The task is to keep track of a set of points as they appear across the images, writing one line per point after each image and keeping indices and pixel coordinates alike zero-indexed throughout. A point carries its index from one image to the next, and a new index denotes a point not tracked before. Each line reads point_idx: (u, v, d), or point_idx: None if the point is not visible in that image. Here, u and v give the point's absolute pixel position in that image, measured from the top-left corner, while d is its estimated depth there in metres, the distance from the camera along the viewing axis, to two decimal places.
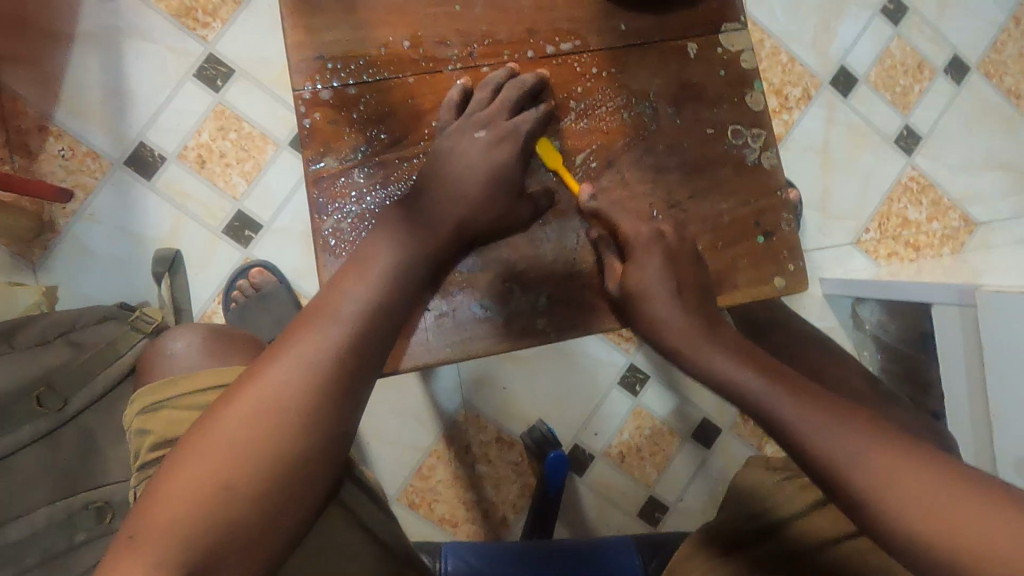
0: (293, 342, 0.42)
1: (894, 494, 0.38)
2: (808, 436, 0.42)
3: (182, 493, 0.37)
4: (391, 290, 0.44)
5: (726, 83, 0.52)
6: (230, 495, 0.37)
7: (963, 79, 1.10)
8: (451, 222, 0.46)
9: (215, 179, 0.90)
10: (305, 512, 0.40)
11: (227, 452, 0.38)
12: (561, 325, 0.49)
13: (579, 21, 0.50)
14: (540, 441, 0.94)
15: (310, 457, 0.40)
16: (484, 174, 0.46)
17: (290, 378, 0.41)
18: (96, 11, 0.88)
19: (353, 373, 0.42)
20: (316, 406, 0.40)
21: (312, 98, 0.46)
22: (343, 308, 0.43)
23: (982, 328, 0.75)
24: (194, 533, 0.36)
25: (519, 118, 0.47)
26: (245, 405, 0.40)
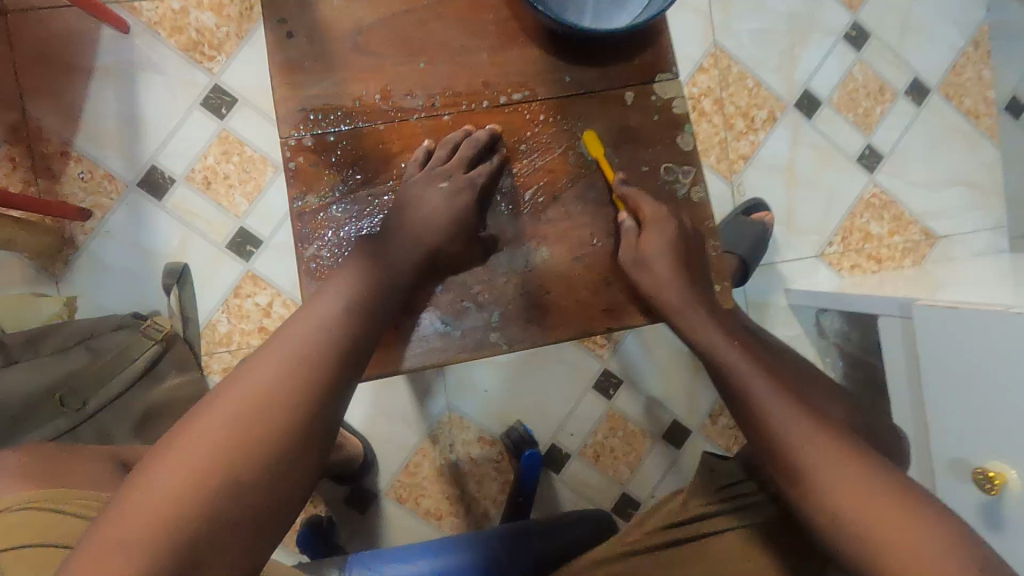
0: (277, 343, 0.48)
1: (838, 490, 0.49)
2: (773, 415, 0.53)
3: (172, 475, 0.41)
4: (366, 304, 0.51)
5: (660, 127, 0.59)
6: (214, 478, 0.41)
7: (923, 100, 1.16)
8: (407, 259, 0.53)
9: (219, 199, 0.98)
10: (285, 497, 0.43)
11: (213, 439, 0.42)
12: (511, 339, 0.57)
13: (529, 75, 0.57)
14: (518, 441, 1.03)
15: (287, 447, 0.44)
16: (441, 218, 0.53)
17: (274, 375, 0.45)
18: (112, 47, 0.96)
19: (327, 374, 0.47)
20: (293, 402, 0.45)
21: (297, 145, 0.54)
22: (325, 316, 0.49)
23: (919, 340, 0.82)
24: (180, 511, 0.40)
25: (475, 171, 0.55)
26: (231, 398, 0.45)
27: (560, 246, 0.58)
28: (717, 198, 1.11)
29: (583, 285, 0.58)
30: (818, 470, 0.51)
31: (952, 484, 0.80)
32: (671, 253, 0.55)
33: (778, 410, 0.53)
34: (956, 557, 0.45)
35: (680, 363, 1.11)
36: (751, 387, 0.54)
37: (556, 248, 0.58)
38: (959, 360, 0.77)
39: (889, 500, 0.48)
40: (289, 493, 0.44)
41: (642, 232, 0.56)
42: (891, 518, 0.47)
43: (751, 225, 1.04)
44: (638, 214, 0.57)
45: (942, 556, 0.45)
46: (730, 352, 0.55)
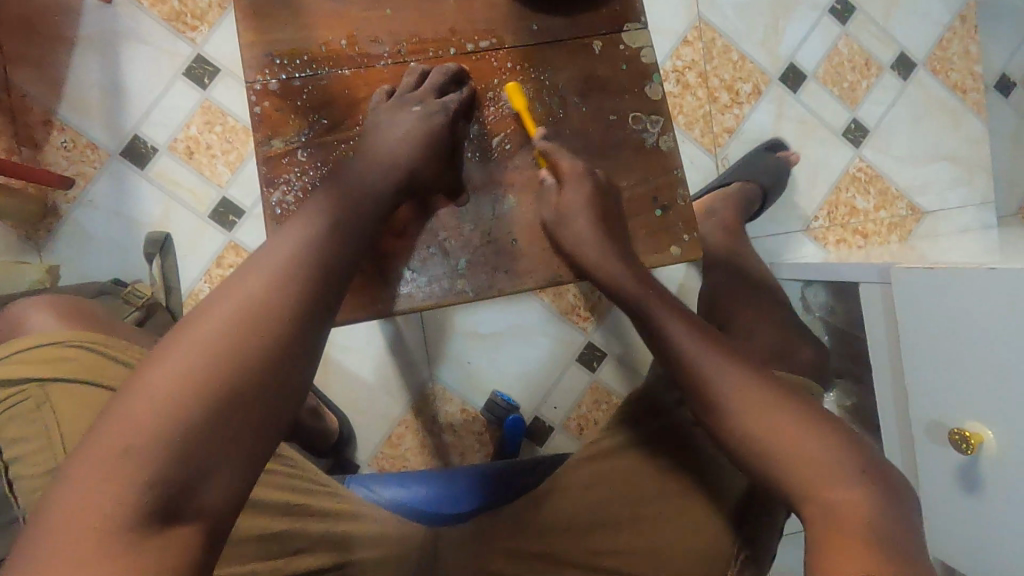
0: (235, 285, 0.43)
1: (754, 426, 0.49)
2: (695, 363, 0.52)
3: (126, 433, 0.37)
4: (336, 242, 0.47)
5: (628, 76, 0.59)
6: (177, 432, 0.37)
7: (909, 75, 1.16)
8: (384, 178, 0.52)
9: (202, 168, 0.98)
10: (261, 440, 0.40)
11: (169, 392, 0.38)
12: (478, 286, 0.57)
13: (496, 24, 0.58)
14: (498, 412, 1.03)
15: (257, 388, 0.40)
16: (415, 141, 0.53)
17: (235, 318, 0.41)
18: (96, 16, 0.96)
19: (292, 309, 0.43)
20: (257, 340, 0.41)
21: (263, 90, 0.54)
22: (288, 255, 0.45)
23: (898, 304, 0.82)
24: (143, 470, 0.36)
25: (445, 98, 0.55)
26: (186, 346, 0.40)
27: (527, 195, 0.58)
28: (702, 171, 1.11)
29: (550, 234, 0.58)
30: (738, 409, 0.50)
31: (931, 448, 0.80)
32: (588, 210, 0.55)
33: (702, 356, 0.52)
34: (853, 471, 0.46)
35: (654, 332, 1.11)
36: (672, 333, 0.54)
37: (523, 196, 0.58)
38: (936, 322, 0.76)
39: (799, 426, 0.48)
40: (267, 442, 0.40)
41: (561, 190, 0.56)
42: (802, 445, 0.47)
43: (772, 158, 1.06)
44: (558, 171, 0.56)
45: (843, 484, 0.46)
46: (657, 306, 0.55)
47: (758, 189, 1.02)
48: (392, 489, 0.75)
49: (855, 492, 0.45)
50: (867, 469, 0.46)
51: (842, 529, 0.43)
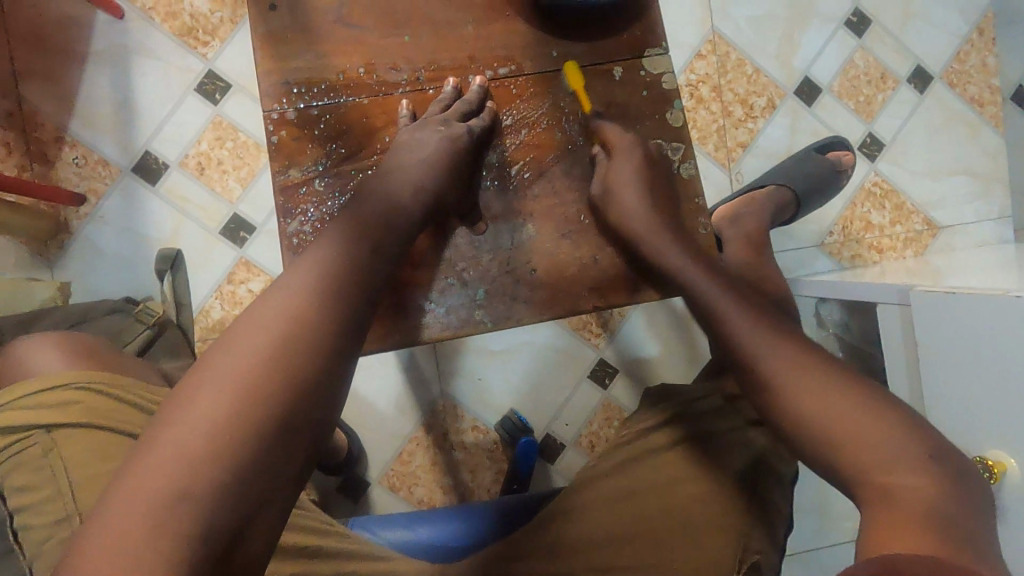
0: (265, 309, 0.43)
1: (802, 401, 0.47)
2: (736, 343, 0.51)
3: (167, 461, 0.37)
4: (362, 261, 0.47)
5: (649, 103, 0.58)
6: (217, 458, 0.37)
7: (926, 88, 1.15)
8: (406, 201, 0.51)
9: (213, 184, 0.98)
10: (292, 474, 0.40)
11: (208, 420, 0.38)
12: (496, 317, 0.56)
13: (515, 49, 0.57)
14: (512, 431, 1.02)
15: (285, 424, 0.39)
16: (439, 163, 0.52)
17: (267, 341, 0.41)
18: (108, 31, 0.96)
19: (317, 340, 0.42)
20: (282, 374, 0.40)
21: (280, 118, 0.54)
22: (318, 276, 0.45)
23: (917, 325, 0.81)
24: (185, 497, 0.36)
25: (466, 123, 0.54)
26: (220, 373, 0.40)
27: (546, 224, 0.57)
28: (715, 185, 1.10)
29: (569, 262, 0.57)
30: (786, 380, 0.48)
31: None
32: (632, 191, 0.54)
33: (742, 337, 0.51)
34: (917, 451, 0.43)
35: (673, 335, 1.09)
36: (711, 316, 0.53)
37: (542, 224, 0.57)
38: (955, 347, 0.75)
39: (852, 404, 0.46)
40: (305, 461, 0.41)
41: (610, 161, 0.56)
42: (855, 420, 0.45)
43: (822, 161, 1.02)
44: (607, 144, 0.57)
45: (901, 454, 0.43)
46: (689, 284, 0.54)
47: (791, 194, 0.97)
48: (417, 525, 0.74)
49: (921, 478, 0.41)
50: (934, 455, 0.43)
51: (899, 513, 0.40)
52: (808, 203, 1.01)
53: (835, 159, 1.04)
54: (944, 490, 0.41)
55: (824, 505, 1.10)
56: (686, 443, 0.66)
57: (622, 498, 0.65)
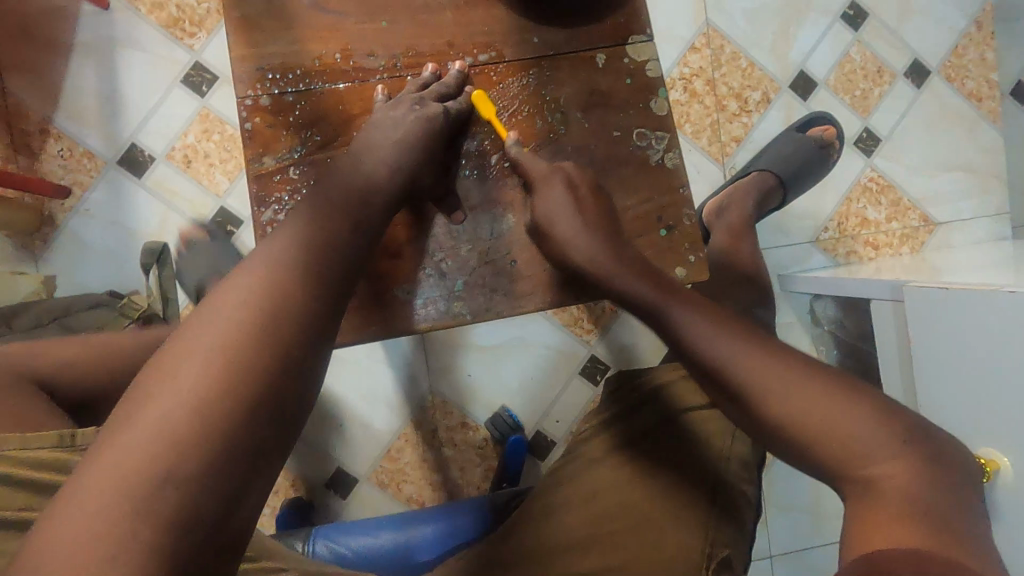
0: (239, 283, 0.41)
1: (775, 397, 0.45)
2: (698, 340, 0.49)
3: (140, 443, 0.35)
4: (341, 235, 0.46)
5: (632, 91, 0.57)
6: (194, 437, 0.35)
7: (923, 83, 1.13)
8: (381, 182, 0.49)
9: (200, 177, 0.97)
10: (271, 451, 0.38)
11: (182, 398, 0.36)
12: (475, 310, 0.55)
13: (496, 35, 0.55)
14: (502, 429, 1.02)
15: (262, 398, 0.38)
16: (415, 143, 0.51)
17: (242, 316, 0.40)
18: (93, 22, 0.95)
19: (293, 313, 0.41)
20: (258, 347, 0.39)
21: (253, 105, 0.52)
22: (295, 249, 0.43)
23: (911, 321, 0.79)
24: (161, 480, 0.34)
25: (443, 104, 0.53)
26: (193, 350, 0.38)
27: (526, 214, 0.55)
28: (708, 180, 1.08)
29: (550, 254, 0.56)
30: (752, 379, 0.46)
31: None
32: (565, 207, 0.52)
33: (704, 333, 0.49)
34: (893, 441, 0.41)
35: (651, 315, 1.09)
36: (678, 305, 0.50)
37: (522, 215, 0.55)
38: (948, 345, 0.74)
39: (825, 396, 0.44)
40: (288, 440, 0.39)
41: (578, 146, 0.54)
42: (826, 410, 0.43)
43: (801, 139, 0.99)
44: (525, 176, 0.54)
45: (877, 439, 0.41)
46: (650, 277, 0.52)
47: (774, 180, 0.96)
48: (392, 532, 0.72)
49: (897, 465, 0.41)
50: (907, 441, 0.41)
51: (880, 511, 0.39)
52: (797, 186, 0.99)
53: (815, 135, 1.00)
54: (919, 479, 0.39)
55: (817, 504, 1.11)
56: (653, 434, 0.66)
57: (598, 490, 0.64)
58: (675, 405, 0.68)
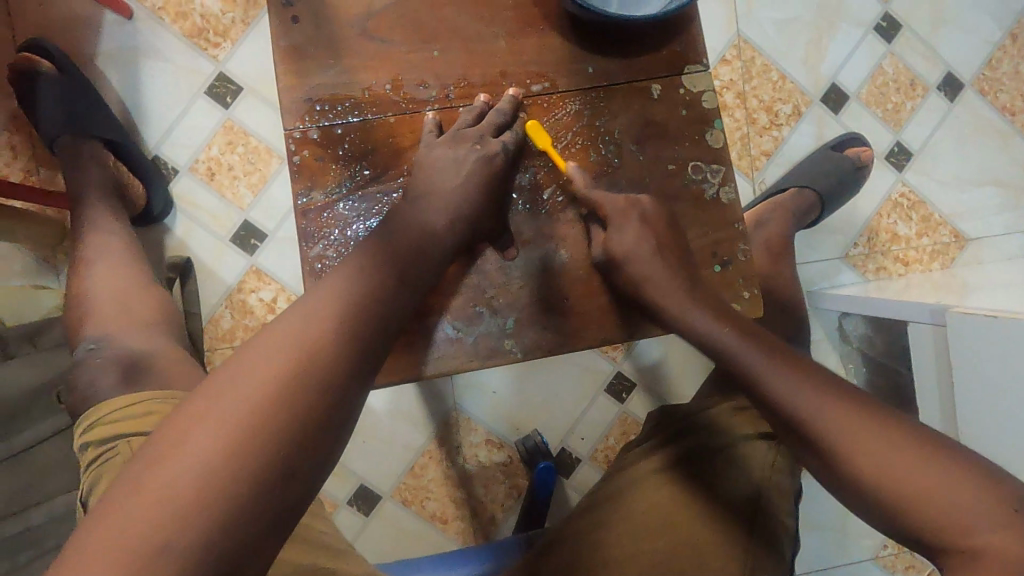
0: (287, 322, 0.44)
1: (869, 462, 0.45)
2: (771, 385, 0.50)
3: (181, 471, 0.37)
4: (389, 277, 0.48)
5: (689, 121, 0.57)
6: (232, 473, 0.37)
7: (956, 96, 1.11)
8: (444, 228, 0.51)
9: (223, 190, 0.95)
10: (291, 509, 0.38)
11: (225, 430, 0.38)
12: (526, 348, 0.54)
13: (549, 66, 0.56)
14: (533, 451, 1.00)
15: (288, 455, 0.39)
16: (476, 182, 0.52)
17: (278, 367, 0.41)
18: (116, 31, 0.93)
19: (326, 369, 0.42)
20: (290, 403, 0.40)
21: (302, 138, 0.53)
22: (341, 291, 0.46)
23: (952, 349, 0.78)
24: (196, 513, 0.35)
25: (501, 138, 0.54)
26: (239, 384, 0.40)
27: (578, 250, 0.55)
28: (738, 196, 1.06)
29: (602, 290, 0.55)
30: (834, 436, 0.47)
31: None
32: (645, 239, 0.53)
33: (779, 382, 0.50)
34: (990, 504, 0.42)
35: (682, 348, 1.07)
36: (745, 358, 0.51)
37: (575, 252, 0.55)
38: (987, 375, 0.73)
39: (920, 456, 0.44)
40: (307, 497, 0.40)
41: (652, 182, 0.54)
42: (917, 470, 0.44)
43: (841, 159, 0.99)
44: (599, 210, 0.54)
45: (972, 502, 0.42)
46: (721, 323, 0.52)
47: (815, 195, 0.96)
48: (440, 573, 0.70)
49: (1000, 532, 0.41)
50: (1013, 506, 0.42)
51: None
52: (833, 201, 0.98)
53: (853, 155, 1.01)
54: None
55: (842, 518, 1.10)
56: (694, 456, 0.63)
57: (640, 514, 0.60)
58: (714, 437, 0.65)
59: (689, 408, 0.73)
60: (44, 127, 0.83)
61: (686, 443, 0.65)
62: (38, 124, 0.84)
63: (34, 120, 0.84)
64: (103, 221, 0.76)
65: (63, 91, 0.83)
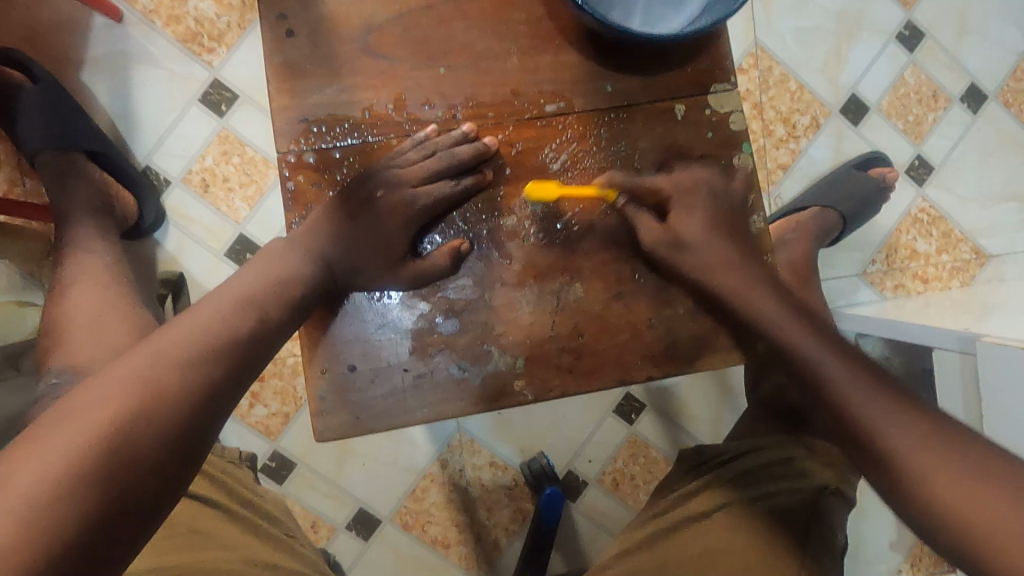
0: (153, 342, 0.42)
1: (927, 474, 0.42)
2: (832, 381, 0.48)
3: (25, 488, 0.34)
4: (268, 306, 0.47)
5: (713, 144, 0.55)
6: (68, 503, 0.34)
7: (979, 108, 1.07)
8: (308, 271, 0.49)
9: (218, 203, 0.91)
10: (163, 496, 0.38)
11: (64, 459, 0.35)
12: (538, 388, 0.52)
13: (565, 84, 0.54)
14: (538, 475, 0.96)
15: (166, 443, 0.38)
16: (369, 239, 0.51)
17: (167, 356, 0.41)
18: (105, 36, 0.89)
19: (220, 360, 0.43)
20: (175, 390, 0.40)
21: (297, 162, 0.52)
22: (215, 313, 0.45)
23: (982, 377, 0.74)
24: (62, 507, 0.34)
25: (422, 191, 0.51)
26: (87, 408, 0.38)
27: (593, 282, 0.54)
28: None
29: (619, 327, 0.54)
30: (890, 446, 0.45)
31: None
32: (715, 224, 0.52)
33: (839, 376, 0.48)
34: None
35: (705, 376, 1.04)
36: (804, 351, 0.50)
37: (589, 283, 0.54)
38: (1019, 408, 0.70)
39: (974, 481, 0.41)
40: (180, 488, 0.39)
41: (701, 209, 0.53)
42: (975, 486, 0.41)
43: (863, 178, 0.95)
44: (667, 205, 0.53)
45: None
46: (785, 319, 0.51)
47: (837, 216, 0.93)
48: None
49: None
50: None
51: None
52: (853, 218, 0.95)
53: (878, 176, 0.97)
54: None
55: (857, 544, 1.07)
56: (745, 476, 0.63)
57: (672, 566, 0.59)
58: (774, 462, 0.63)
59: (720, 444, 0.70)
60: (25, 141, 0.79)
61: (724, 492, 0.62)
62: (17, 137, 0.80)
63: (12, 135, 0.80)
64: (91, 240, 0.72)
65: (45, 102, 0.79)
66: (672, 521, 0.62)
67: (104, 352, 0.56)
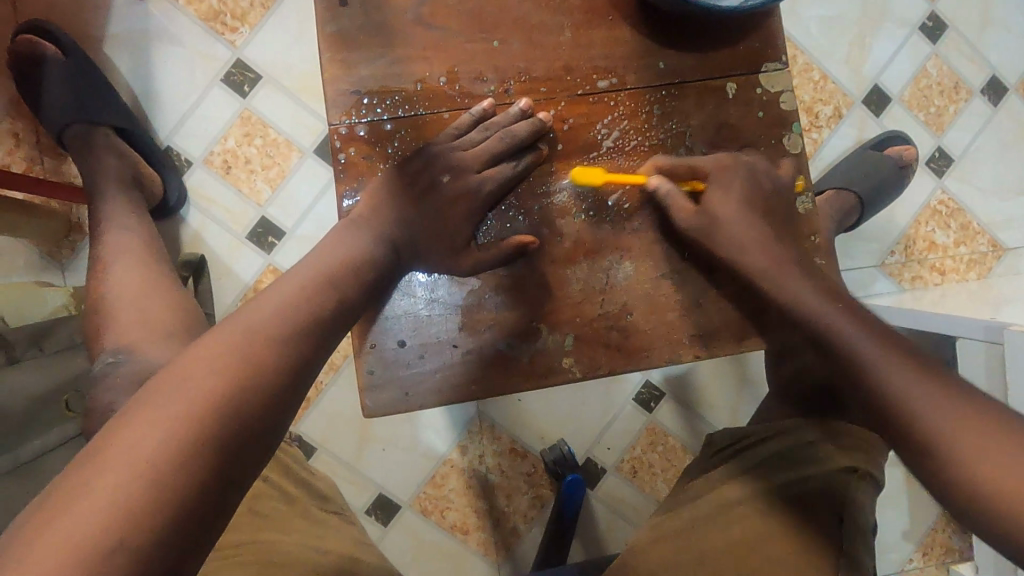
0: (241, 319, 0.41)
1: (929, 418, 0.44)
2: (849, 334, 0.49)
3: (136, 459, 0.34)
4: (343, 286, 0.46)
5: (764, 125, 0.55)
6: (174, 475, 0.34)
7: (999, 101, 1.07)
8: (370, 249, 0.48)
9: (239, 185, 0.90)
10: (256, 466, 0.38)
11: (169, 432, 0.35)
12: (586, 367, 0.53)
13: (618, 60, 0.54)
14: (559, 462, 0.96)
15: (259, 414, 0.38)
16: (426, 223, 0.51)
17: (258, 330, 0.41)
18: (126, 13, 0.88)
19: (307, 334, 0.43)
20: (267, 361, 0.40)
21: (347, 134, 0.51)
22: (295, 290, 0.44)
23: (1009, 366, 0.74)
24: (170, 478, 0.34)
25: (486, 174, 0.51)
26: (184, 385, 0.37)
27: (643, 261, 0.54)
28: None
29: (669, 306, 0.54)
30: (895, 391, 0.46)
31: None
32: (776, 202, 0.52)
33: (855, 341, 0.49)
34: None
35: (728, 367, 1.03)
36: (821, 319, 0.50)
37: (639, 262, 0.54)
38: None
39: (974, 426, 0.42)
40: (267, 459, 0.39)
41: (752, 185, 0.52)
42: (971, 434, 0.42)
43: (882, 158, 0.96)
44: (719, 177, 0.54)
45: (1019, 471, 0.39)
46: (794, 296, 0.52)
47: (853, 198, 0.94)
48: None
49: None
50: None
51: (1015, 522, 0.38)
52: (872, 204, 0.96)
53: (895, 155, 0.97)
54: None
55: None
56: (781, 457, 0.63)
57: (710, 556, 0.57)
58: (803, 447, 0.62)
59: (751, 427, 0.70)
60: (50, 112, 0.78)
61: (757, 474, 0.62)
62: (42, 112, 0.79)
63: (36, 108, 0.80)
64: (119, 212, 0.71)
65: (70, 72, 0.78)
66: (710, 505, 0.62)
67: (149, 330, 0.56)
